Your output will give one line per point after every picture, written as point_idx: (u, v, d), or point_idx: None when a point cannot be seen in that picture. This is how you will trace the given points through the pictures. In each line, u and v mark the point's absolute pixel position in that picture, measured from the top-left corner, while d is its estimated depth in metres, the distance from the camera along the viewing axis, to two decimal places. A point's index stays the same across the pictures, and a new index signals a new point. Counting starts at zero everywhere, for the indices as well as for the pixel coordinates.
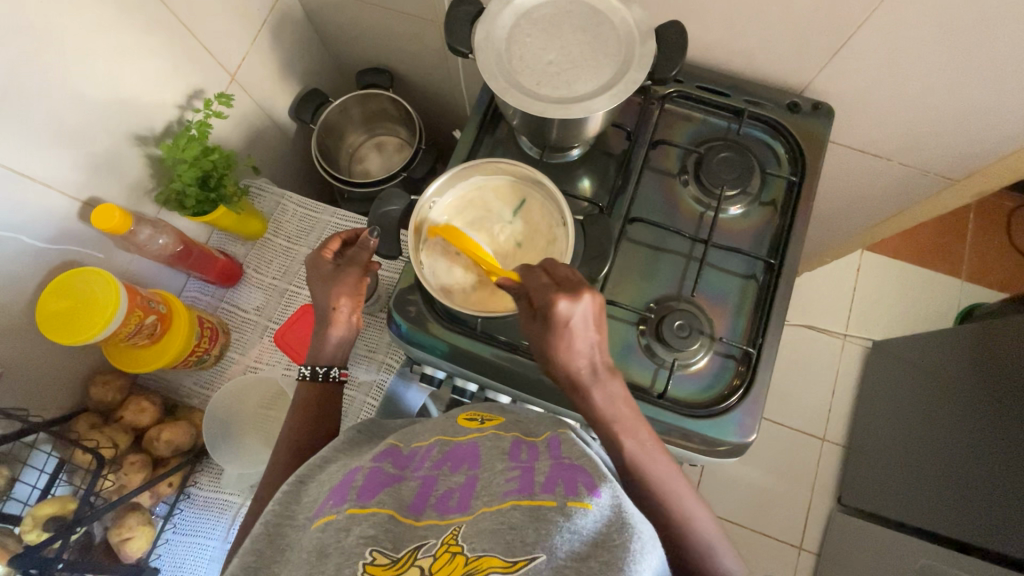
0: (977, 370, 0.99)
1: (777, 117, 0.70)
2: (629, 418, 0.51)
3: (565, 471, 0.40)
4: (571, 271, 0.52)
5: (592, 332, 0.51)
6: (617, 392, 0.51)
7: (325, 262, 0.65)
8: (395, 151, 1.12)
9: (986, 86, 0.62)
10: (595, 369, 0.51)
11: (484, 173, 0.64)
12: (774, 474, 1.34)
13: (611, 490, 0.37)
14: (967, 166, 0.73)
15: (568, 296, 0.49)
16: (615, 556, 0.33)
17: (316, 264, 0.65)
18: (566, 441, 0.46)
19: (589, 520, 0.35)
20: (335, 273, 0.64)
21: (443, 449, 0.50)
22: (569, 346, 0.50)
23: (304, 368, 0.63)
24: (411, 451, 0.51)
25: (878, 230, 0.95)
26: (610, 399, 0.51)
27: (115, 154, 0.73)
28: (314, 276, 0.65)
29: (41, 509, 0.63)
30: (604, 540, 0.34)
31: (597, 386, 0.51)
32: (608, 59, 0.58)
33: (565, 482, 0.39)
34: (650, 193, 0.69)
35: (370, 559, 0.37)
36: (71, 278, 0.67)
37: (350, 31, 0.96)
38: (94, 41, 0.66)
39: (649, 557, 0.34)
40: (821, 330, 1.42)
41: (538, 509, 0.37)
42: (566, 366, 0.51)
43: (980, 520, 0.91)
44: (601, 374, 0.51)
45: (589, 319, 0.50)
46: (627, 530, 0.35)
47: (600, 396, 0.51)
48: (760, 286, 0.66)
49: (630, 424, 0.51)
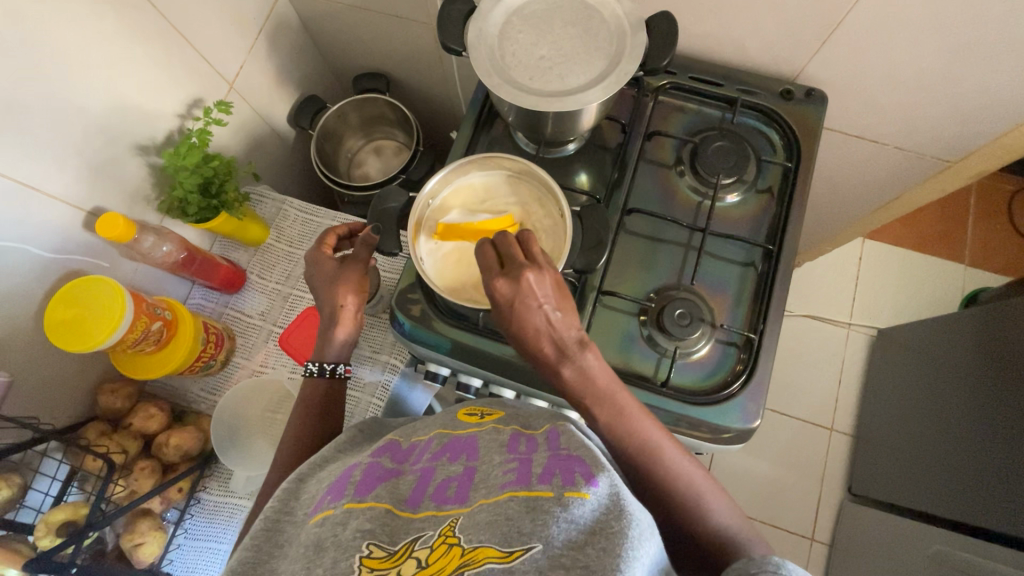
0: (984, 354, 0.98)
1: (770, 105, 0.71)
2: (604, 387, 0.49)
3: (562, 462, 0.41)
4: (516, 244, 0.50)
5: (547, 309, 0.49)
6: (589, 364, 0.49)
7: (328, 263, 0.66)
8: (393, 154, 1.12)
9: (975, 67, 0.62)
10: (561, 348, 0.49)
11: (483, 169, 0.65)
12: (783, 465, 1.34)
13: (608, 480, 0.38)
14: (963, 148, 0.73)
15: (504, 281, 0.49)
16: (613, 543, 0.33)
17: (319, 264, 0.66)
18: (564, 432, 0.46)
19: (586, 508, 0.36)
20: (336, 272, 0.65)
21: (441, 443, 0.50)
22: (523, 328, 0.49)
23: (310, 364, 0.64)
24: (411, 447, 0.51)
25: (879, 216, 0.95)
26: (582, 373, 0.49)
27: (118, 164, 0.74)
28: (317, 277, 0.66)
29: (53, 515, 0.64)
30: (602, 527, 0.34)
31: (566, 364, 0.49)
32: (599, 51, 0.59)
33: (562, 473, 0.39)
34: (648, 184, 0.70)
35: (367, 552, 0.37)
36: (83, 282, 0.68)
37: (346, 36, 0.97)
38: (94, 54, 0.67)
39: (647, 545, 0.34)
40: (824, 319, 1.42)
41: (534, 500, 0.37)
42: (529, 347, 0.50)
43: (992, 503, 0.90)
44: (568, 353, 0.49)
45: (535, 297, 0.49)
46: (625, 517, 0.35)
47: (571, 372, 0.49)
48: (759, 273, 0.66)
49: (605, 395, 0.49)
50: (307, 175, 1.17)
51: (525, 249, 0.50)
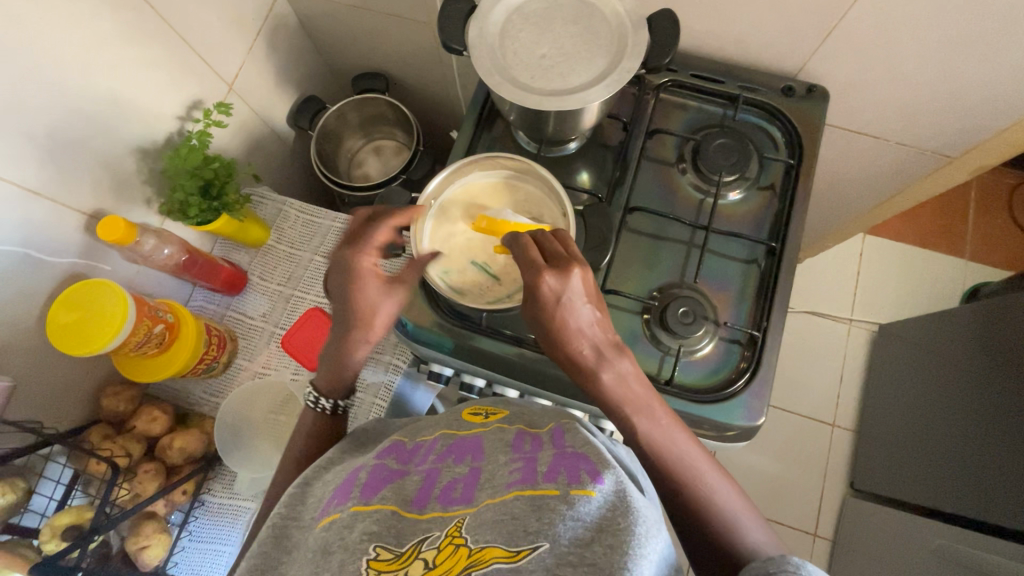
0: (986, 348, 0.98)
1: (772, 101, 0.70)
2: (641, 395, 0.49)
3: (567, 461, 0.41)
4: (559, 247, 0.52)
5: (589, 308, 0.50)
6: (627, 370, 0.50)
7: (371, 289, 0.56)
8: (393, 154, 1.12)
9: (977, 62, 0.62)
10: (600, 350, 0.50)
11: (484, 169, 0.65)
12: (786, 461, 1.34)
13: (614, 476, 0.38)
14: (964, 143, 0.73)
15: (554, 273, 0.49)
16: (620, 539, 0.33)
17: (359, 289, 0.55)
18: (569, 430, 0.46)
19: (592, 506, 0.36)
20: (383, 299, 0.56)
21: (447, 443, 0.50)
22: (566, 324, 0.50)
23: (326, 402, 0.58)
24: (416, 446, 0.51)
25: (880, 212, 0.95)
26: (621, 377, 0.49)
27: (118, 167, 0.74)
28: (352, 302, 0.56)
29: (58, 518, 0.64)
30: (608, 524, 0.34)
31: (604, 367, 0.49)
32: (600, 50, 0.59)
33: (567, 471, 0.39)
34: (649, 182, 0.70)
35: (374, 555, 0.38)
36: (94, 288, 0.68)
37: (345, 36, 0.97)
38: (93, 57, 0.67)
39: (654, 541, 0.34)
40: (826, 316, 1.42)
41: (540, 499, 0.37)
42: (565, 351, 0.51)
43: (994, 497, 0.91)
44: (607, 355, 0.50)
45: (581, 294, 0.50)
46: (631, 513, 0.35)
47: (611, 376, 0.49)
48: (762, 270, 0.66)
49: (643, 400, 0.48)
50: (307, 176, 1.17)
51: (564, 248, 0.52)
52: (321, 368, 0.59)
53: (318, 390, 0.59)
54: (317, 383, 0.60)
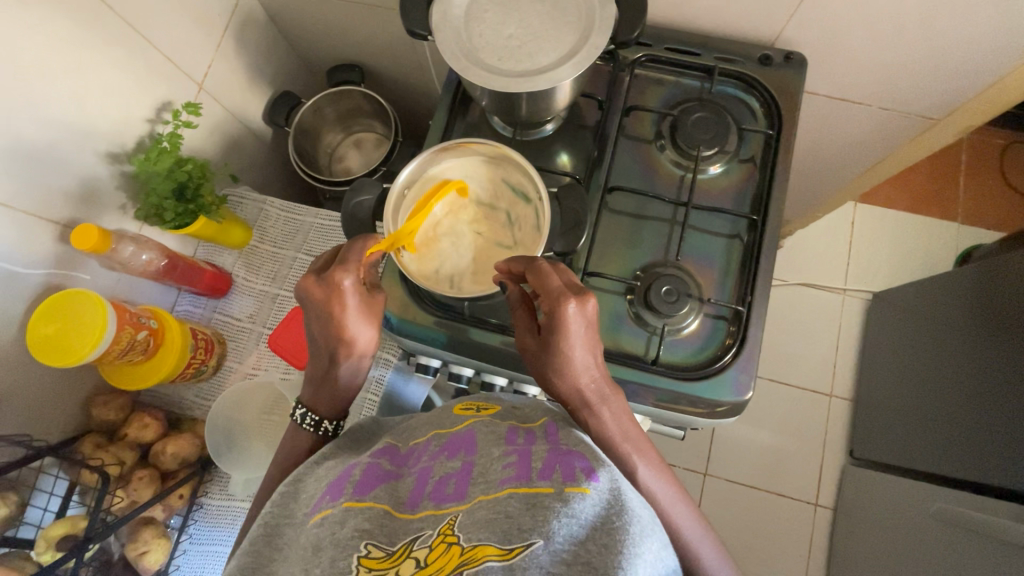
0: (980, 311, 0.98)
1: (750, 72, 0.69)
2: (637, 438, 0.49)
3: (562, 457, 0.40)
4: (574, 277, 0.53)
5: (592, 342, 0.51)
6: (621, 409, 0.50)
7: (356, 309, 0.54)
8: (374, 147, 1.10)
9: (956, 19, 0.61)
10: (599, 388, 0.50)
11: (461, 155, 0.64)
12: (785, 433, 1.34)
13: (609, 474, 0.38)
14: (948, 104, 0.72)
15: (577, 300, 0.49)
16: (615, 539, 0.33)
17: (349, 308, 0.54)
18: (562, 428, 0.46)
19: (587, 504, 0.35)
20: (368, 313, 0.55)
21: (440, 443, 0.49)
22: (576, 355, 0.49)
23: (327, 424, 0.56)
24: (410, 450, 0.51)
25: (866, 179, 0.94)
26: (618, 416, 0.49)
27: (90, 174, 0.73)
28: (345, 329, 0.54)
29: (52, 530, 0.65)
30: (604, 523, 0.34)
31: (605, 403, 0.49)
32: (568, 27, 0.58)
33: (562, 469, 0.38)
34: (628, 160, 0.69)
35: (365, 552, 0.37)
36: (104, 321, 0.66)
37: (315, 29, 0.95)
38: (55, 63, 0.66)
39: (649, 541, 0.34)
40: (819, 286, 1.41)
41: (534, 497, 0.37)
42: (570, 376, 0.50)
43: (994, 458, 0.91)
44: (606, 392, 0.50)
45: (592, 326, 0.51)
46: (626, 512, 0.35)
47: (609, 414, 0.49)
48: (746, 244, 0.65)
49: (641, 442, 0.48)
50: (288, 174, 1.15)
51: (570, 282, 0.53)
52: (318, 391, 0.56)
53: (318, 412, 0.56)
54: (313, 404, 0.56)
